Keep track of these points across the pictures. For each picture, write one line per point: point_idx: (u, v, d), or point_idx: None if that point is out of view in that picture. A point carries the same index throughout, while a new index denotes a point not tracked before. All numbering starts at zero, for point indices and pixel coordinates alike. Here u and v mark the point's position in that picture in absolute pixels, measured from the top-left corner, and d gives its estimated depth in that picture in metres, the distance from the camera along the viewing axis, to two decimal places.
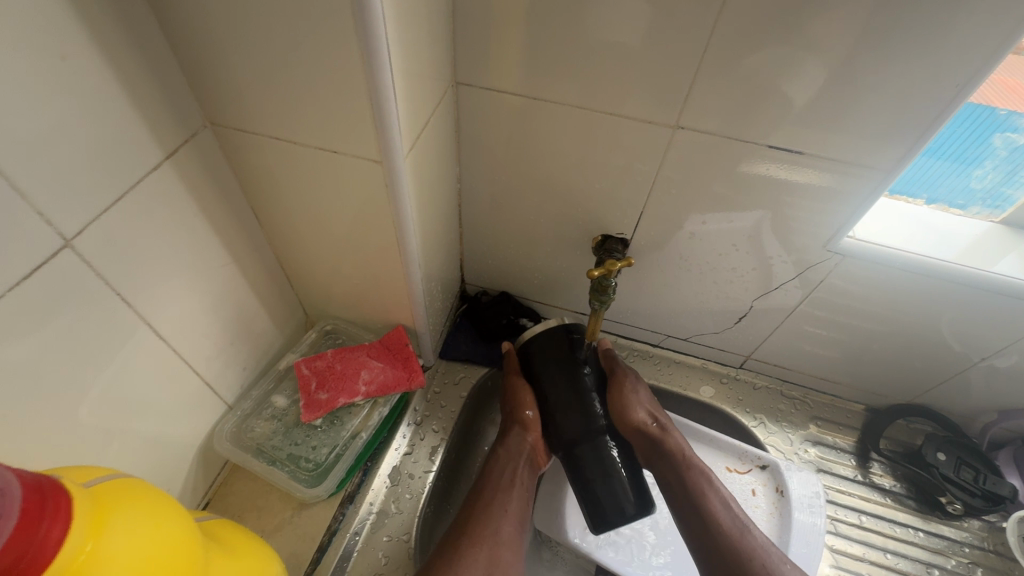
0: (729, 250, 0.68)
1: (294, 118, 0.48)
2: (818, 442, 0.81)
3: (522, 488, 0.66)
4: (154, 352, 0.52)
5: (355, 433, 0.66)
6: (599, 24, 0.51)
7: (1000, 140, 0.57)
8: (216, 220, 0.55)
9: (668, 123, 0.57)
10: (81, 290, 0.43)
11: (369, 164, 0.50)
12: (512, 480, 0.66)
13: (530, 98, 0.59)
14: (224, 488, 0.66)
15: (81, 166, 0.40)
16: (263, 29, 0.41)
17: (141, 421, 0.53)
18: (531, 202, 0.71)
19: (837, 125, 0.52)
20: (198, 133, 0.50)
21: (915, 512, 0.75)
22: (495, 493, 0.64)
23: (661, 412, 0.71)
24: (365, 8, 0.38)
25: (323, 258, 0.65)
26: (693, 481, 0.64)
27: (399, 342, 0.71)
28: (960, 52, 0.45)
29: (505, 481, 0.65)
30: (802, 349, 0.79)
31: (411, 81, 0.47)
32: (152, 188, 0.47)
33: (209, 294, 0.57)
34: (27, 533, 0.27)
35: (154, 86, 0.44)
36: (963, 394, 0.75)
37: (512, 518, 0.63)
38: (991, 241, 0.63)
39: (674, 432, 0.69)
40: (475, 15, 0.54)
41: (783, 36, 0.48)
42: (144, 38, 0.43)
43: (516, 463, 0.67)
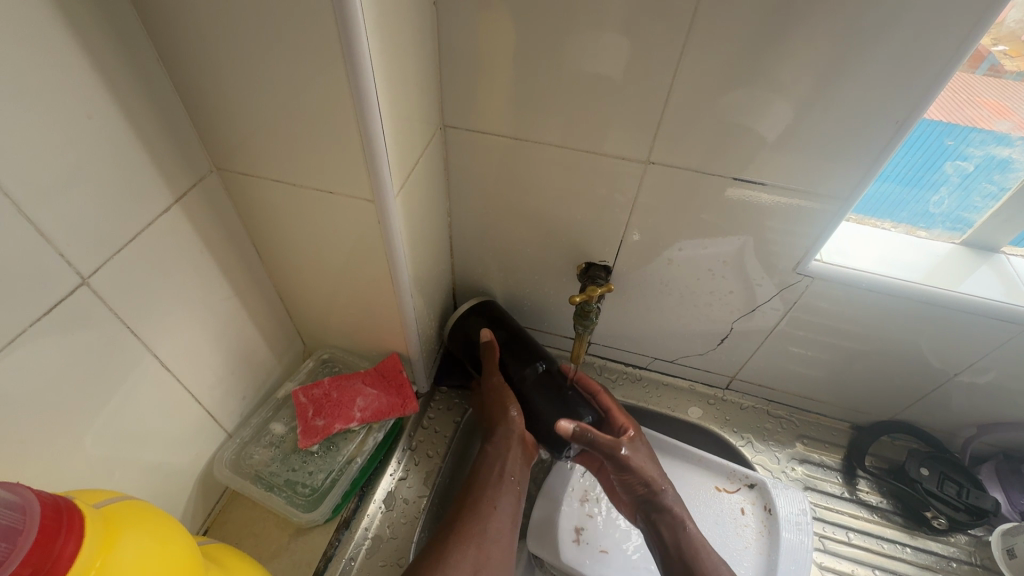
0: (706, 274, 0.72)
1: (293, 163, 0.52)
2: (805, 460, 0.82)
3: (512, 484, 0.67)
4: (160, 382, 0.55)
5: (350, 459, 0.68)
6: (572, 71, 0.56)
7: (952, 168, 0.61)
8: (220, 256, 0.59)
9: (641, 159, 0.61)
10: (93, 324, 0.46)
11: (362, 203, 0.54)
12: (500, 478, 0.67)
13: (512, 137, 0.64)
14: (223, 515, 0.67)
15: (99, 212, 0.44)
16: (265, 85, 0.46)
17: (145, 449, 0.55)
18: (518, 232, 0.75)
19: (794, 156, 0.57)
20: (206, 177, 0.54)
21: (902, 528, 0.76)
22: (484, 492, 0.66)
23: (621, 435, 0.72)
24: (358, 70, 0.42)
25: (319, 290, 0.68)
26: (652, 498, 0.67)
27: (394, 369, 0.73)
28: (898, 89, 0.49)
29: (495, 479, 0.67)
30: (784, 368, 0.81)
31: (400, 127, 0.51)
32: (163, 229, 0.51)
33: (212, 326, 0.60)
34: (41, 548, 0.30)
35: (167, 137, 0.49)
36: (944, 410, 0.77)
37: (503, 516, 0.65)
38: (953, 262, 0.66)
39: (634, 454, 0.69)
40: (460, 64, 0.59)
41: (738, 77, 0.52)
42: (158, 93, 0.47)
43: (506, 458, 0.68)
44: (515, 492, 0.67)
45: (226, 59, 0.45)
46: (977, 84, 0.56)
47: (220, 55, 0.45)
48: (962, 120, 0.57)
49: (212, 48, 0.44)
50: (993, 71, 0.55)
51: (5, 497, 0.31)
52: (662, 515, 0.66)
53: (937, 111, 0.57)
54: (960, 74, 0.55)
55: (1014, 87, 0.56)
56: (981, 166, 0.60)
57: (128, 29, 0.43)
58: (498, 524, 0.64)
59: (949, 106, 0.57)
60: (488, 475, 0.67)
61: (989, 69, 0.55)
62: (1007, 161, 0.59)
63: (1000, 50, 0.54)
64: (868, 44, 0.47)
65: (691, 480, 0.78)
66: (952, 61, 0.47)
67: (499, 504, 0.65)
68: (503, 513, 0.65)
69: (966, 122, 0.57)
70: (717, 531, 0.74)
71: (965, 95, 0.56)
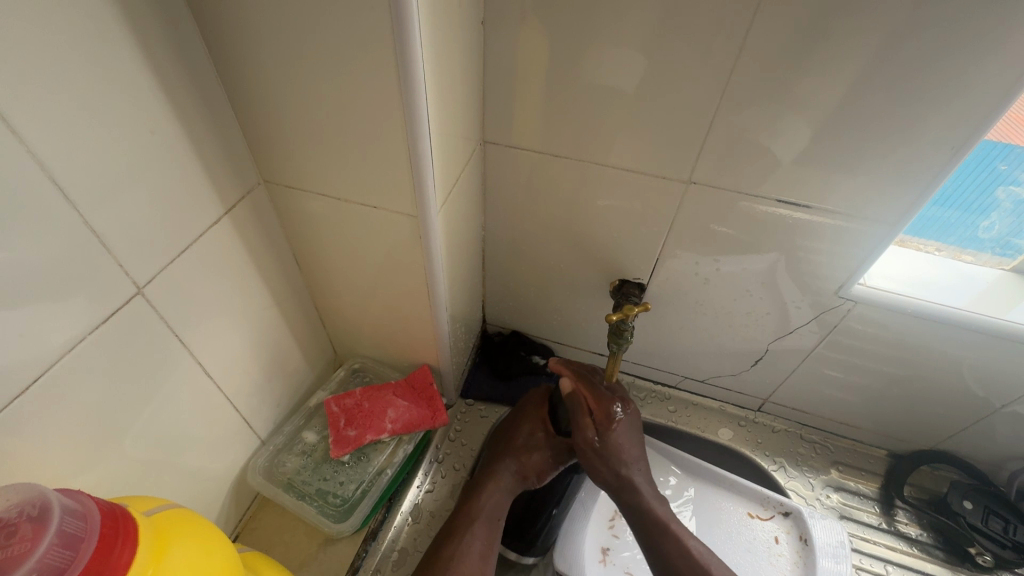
0: (742, 295, 0.71)
1: (339, 177, 0.53)
2: (840, 488, 0.80)
3: (492, 518, 0.64)
4: (201, 389, 0.56)
5: (380, 470, 0.68)
6: (616, 89, 0.56)
7: (1004, 193, 0.59)
8: (262, 266, 0.60)
9: (681, 178, 0.61)
10: (144, 331, 0.47)
11: (404, 218, 0.54)
12: (490, 510, 0.64)
13: (552, 155, 0.64)
14: (254, 522, 0.68)
15: (156, 224, 0.45)
16: (318, 102, 0.47)
17: (183, 454, 0.56)
18: (552, 247, 0.75)
19: (842, 178, 0.56)
20: (253, 189, 0.56)
21: (944, 563, 0.73)
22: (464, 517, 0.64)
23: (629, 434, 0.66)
24: (411, 90, 0.43)
25: (355, 300, 0.69)
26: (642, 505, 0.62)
27: (424, 381, 0.73)
28: (953, 114, 0.48)
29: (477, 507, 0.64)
30: (819, 392, 0.80)
31: (445, 144, 0.52)
32: (211, 240, 0.52)
33: (252, 334, 0.61)
34: (99, 558, 0.31)
35: (221, 152, 0.50)
36: (988, 442, 0.74)
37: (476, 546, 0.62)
38: (1003, 289, 0.64)
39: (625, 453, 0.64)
40: (503, 82, 0.60)
41: (785, 99, 0.52)
42: (215, 109, 0.49)
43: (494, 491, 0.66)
44: (492, 525, 0.63)
45: (281, 76, 0.46)
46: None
47: (275, 72, 0.46)
48: (1006, 137, 0.55)
49: (269, 67, 0.46)
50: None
51: (69, 503, 0.32)
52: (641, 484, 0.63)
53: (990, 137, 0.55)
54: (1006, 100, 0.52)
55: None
56: None
57: (191, 48, 0.45)
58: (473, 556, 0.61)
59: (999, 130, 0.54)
60: (480, 507, 0.64)
61: None
62: None
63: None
64: (925, 69, 0.47)
65: (722, 506, 0.76)
66: (1014, 87, 0.45)
67: (476, 541, 0.62)
68: (478, 548, 0.61)
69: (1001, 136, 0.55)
70: (749, 559, 0.72)
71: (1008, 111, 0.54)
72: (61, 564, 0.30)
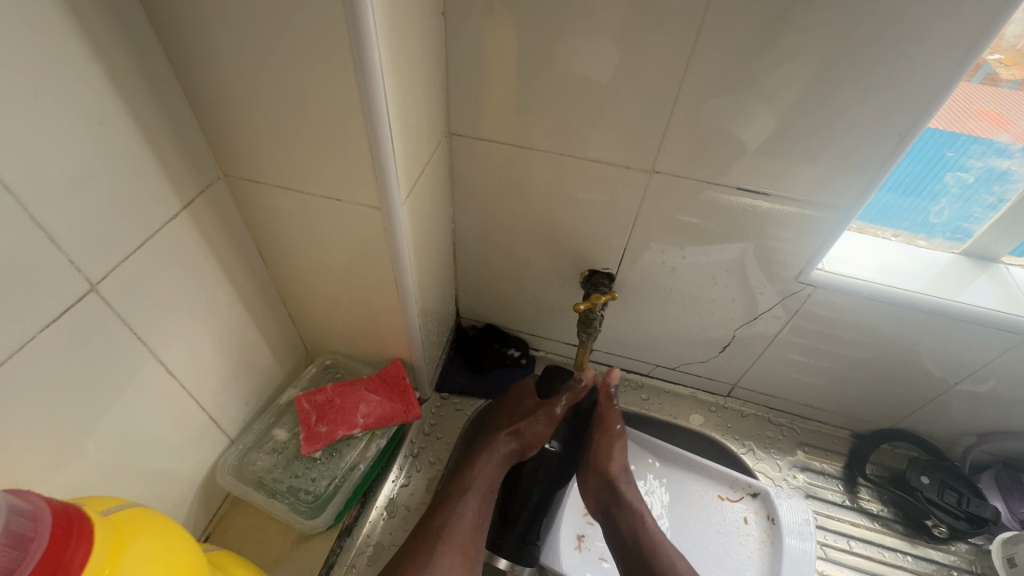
0: (708, 282, 0.73)
1: (300, 170, 0.52)
2: (806, 469, 0.83)
3: (485, 491, 0.67)
4: (163, 388, 0.55)
5: (353, 465, 0.68)
6: (580, 79, 0.57)
7: (952, 179, 0.62)
8: (225, 262, 0.59)
9: (645, 168, 0.62)
10: (102, 331, 0.46)
11: (369, 211, 0.54)
12: (485, 486, 0.67)
13: (518, 146, 0.64)
14: (225, 523, 0.67)
15: (109, 219, 0.44)
16: (276, 93, 0.46)
17: (147, 456, 0.55)
18: (521, 238, 0.76)
19: (799, 165, 0.57)
20: (212, 183, 0.55)
21: (903, 536, 0.76)
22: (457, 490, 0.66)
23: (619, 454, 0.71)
24: (369, 81, 0.43)
25: (323, 296, 0.68)
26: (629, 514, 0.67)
27: (397, 375, 0.73)
28: (898, 103, 0.50)
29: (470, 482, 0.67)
30: (786, 376, 0.82)
31: (408, 135, 0.52)
32: (169, 235, 0.51)
33: (216, 332, 0.60)
34: (52, 556, 0.31)
35: (177, 145, 0.49)
36: (943, 419, 0.78)
37: (469, 521, 0.64)
38: (953, 272, 0.67)
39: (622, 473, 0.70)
40: (467, 73, 0.60)
41: (743, 89, 0.53)
42: (169, 101, 0.47)
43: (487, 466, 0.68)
44: (486, 496, 0.66)
45: (236, 66, 0.45)
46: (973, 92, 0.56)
47: (230, 62, 0.45)
48: (958, 126, 0.58)
49: (225, 58, 0.45)
50: (989, 79, 0.55)
51: (18, 504, 0.31)
52: (622, 510, 0.67)
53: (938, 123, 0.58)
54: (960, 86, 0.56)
55: (1009, 94, 0.56)
56: (981, 177, 0.61)
57: (141, 38, 0.44)
58: (469, 533, 0.63)
59: (949, 114, 0.57)
60: (476, 479, 0.67)
61: (984, 78, 0.56)
62: (1006, 172, 0.60)
63: (995, 59, 0.54)
64: (870, 62, 0.48)
65: (693, 490, 0.78)
66: (952, 78, 0.48)
67: (469, 511, 0.64)
68: (472, 517, 0.64)
69: (955, 124, 0.58)
70: (719, 540, 0.74)
71: (962, 102, 0.57)
72: (9, 565, 0.29)
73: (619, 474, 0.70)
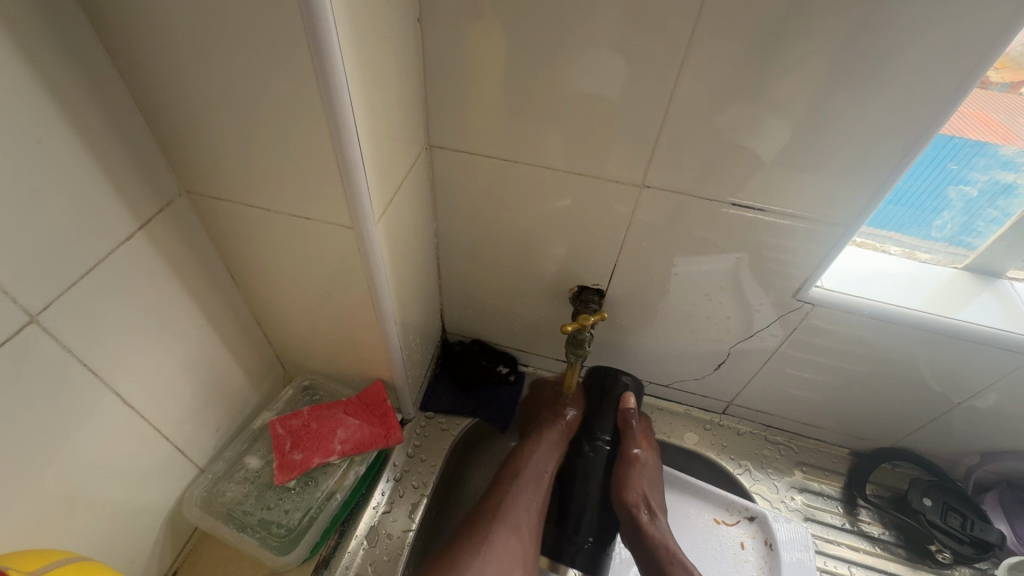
0: (703, 299, 0.70)
1: (266, 186, 0.49)
2: (804, 489, 0.80)
3: (536, 477, 0.69)
4: (122, 419, 0.51)
5: (329, 494, 0.64)
6: (565, 89, 0.54)
7: (955, 193, 0.59)
8: (190, 282, 0.55)
9: (635, 182, 0.59)
10: (48, 364, 0.43)
11: (342, 230, 0.51)
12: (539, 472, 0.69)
13: (502, 158, 0.62)
14: (195, 555, 0.63)
15: (51, 243, 0.40)
16: (236, 106, 0.43)
17: (106, 492, 0.51)
18: (508, 253, 0.73)
19: (796, 180, 0.55)
20: (174, 201, 0.51)
21: (905, 561, 0.73)
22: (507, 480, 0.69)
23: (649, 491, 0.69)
24: (333, 95, 0.40)
25: (298, 315, 0.65)
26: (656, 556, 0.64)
27: (378, 397, 0.70)
28: (901, 116, 0.48)
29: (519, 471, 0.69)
30: (782, 393, 0.79)
31: (381, 150, 0.49)
32: (124, 258, 0.47)
33: (181, 357, 0.57)
34: None
35: (131, 161, 0.46)
36: (945, 437, 0.75)
37: (521, 508, 0.65)
38: (956, 288, 0.64)
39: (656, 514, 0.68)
40: (447, 83, 0.57)
41: (736, 99, 0.50)
42: (122, 115, 0.44)
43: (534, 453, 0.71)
44: (540, 481, 0.69)
45: (193, 78, 0.42)
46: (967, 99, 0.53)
47: (186, 74, 0.42)
48: (958, 138, 0.55)
49: (180, 69, 0.41)
50: (981, 84, 0.52)
51: None
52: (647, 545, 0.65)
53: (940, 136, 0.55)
54: None
55: (998, 97, 0.53)
56: (985, 190, 0.58)
57: (87, 47, 0.40)
58: (525, 517, 0.65)
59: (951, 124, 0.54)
60: (527, 465, 0.70)
61: (976, 85, 0.52)
62: (1011, 186, 0.57)
63: None
64: (871, 72, 0.46)
65: (689, 513, 0.75)
66: (958, 90, 0.45)
67: (524, 496, 0.66)
68: (527, 498, 0.67)
69: (952, 130, 0.54)
70: (715, 567, 0.71)
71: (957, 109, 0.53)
72: None
73: (639, 505, 0.68)
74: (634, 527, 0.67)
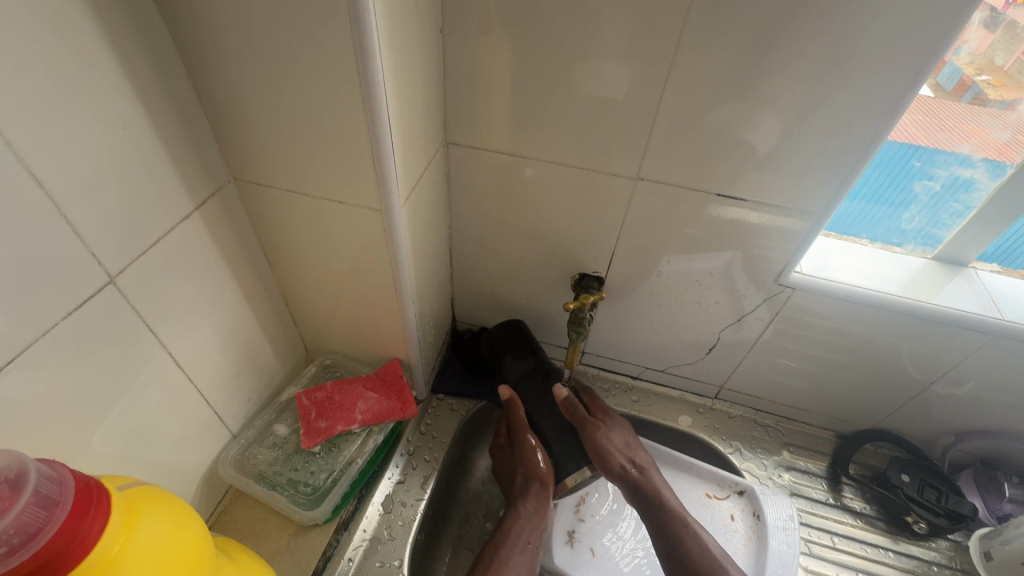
0: (693, 286, 0.76)
1: (304, 173, 0.56)
2: (791, 468, 0.85)
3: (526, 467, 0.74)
4: (172, 380, 0.57)
5: (350, 460, 0.70)
6: (569, 91, 0.60)
7: (921, 188, 0.66)
8: (232, 260, 0.62)
9: (630, 176, 0.66)
10: (117, 322, 0.49)
11: (369, 213, 0.57)
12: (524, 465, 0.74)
13: (512, 155, 0.68)
14: (225, 516, 0.69)
15: (127, 216, 0.47)
16: (284, 102, 0.50)
17: (153, 446, 0.57)
18: (515, 242, 0.79)
19: (775, 172, 0.61)
20: (222, 187, 0.58)
21: (885, 533, 0.78)
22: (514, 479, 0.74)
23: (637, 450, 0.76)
24: (371, 92, 0.46)
25: (323, 296, 0.71)
26: (661, 514, 0.70)
27: (394, 374, 0.76)
28: (862, 112, 0.54)
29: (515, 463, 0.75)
30: (771, 377, 0.84)
31: (407, 142, 0.55)
32: (181, 234, 0.54)
33: (222, 328, 0.63)
34: (76, 519, 0.34)
35: (191, 149, 0.52)
36: (922, 418, 0.81)
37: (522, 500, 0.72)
38: (926, 275, 0.70)
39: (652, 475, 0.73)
40: (464, 85, 0.63)
41: (720, 99, 0.57)
42: (185, 108, 0.51)
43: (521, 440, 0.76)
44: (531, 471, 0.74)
45: (249, 77, 0.49)
46: (963, 111, 0.61)
47: (244, 73, 0.49)
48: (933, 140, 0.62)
49: (241, 65, 0.48)
50: (979, 99, 0.61)
51: (46, 470, 0.35)
52: (651, 502, 0.71)
53: (913, 132, 0.62)
54: (945, 100, 0.61)
55: (1000, 115, 0.61)
56: (947, 186, 0.65)
57: (162, 50, 0.47)
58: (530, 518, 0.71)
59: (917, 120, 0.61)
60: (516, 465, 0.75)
61: (975, 99, 0.61)
62: (970, 181, 0.63)
63: (984, 79, 0.60)
64: (837, 73, 0.52)
65: (682, 488, 0.80)
66: (914, 86, 0.51)
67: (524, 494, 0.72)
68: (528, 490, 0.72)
69: (944, 144, 0.62)
70: (707, 536, 0.76)
71: (953, 122, 0.61)
72: (38, 523, 0.33)
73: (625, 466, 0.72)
74: (647, 498, 0.71)
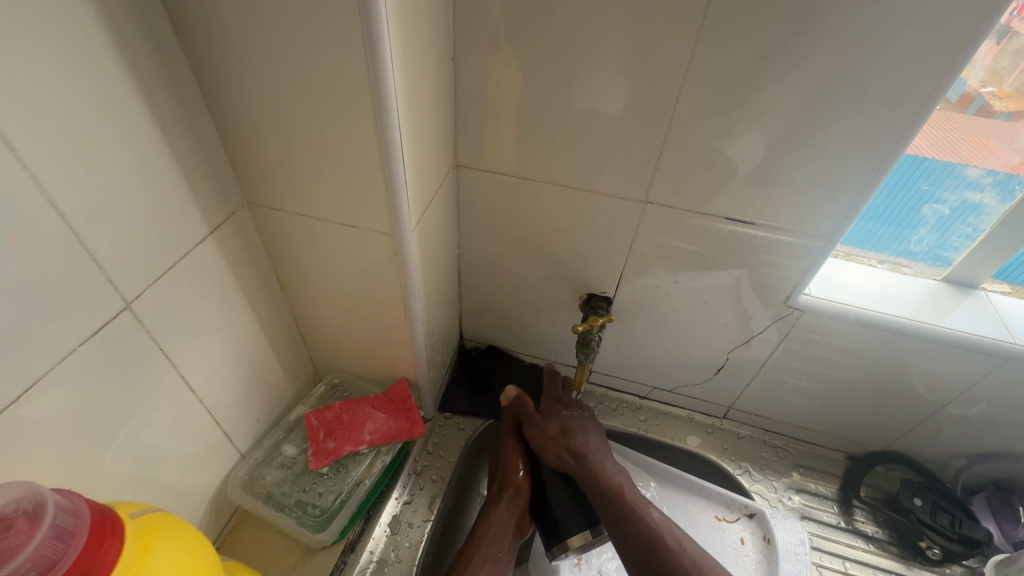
0: (702, 306, 0.76)
1: (317, 198, 0.57)
2: (802, 490, 0.84)
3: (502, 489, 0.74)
4: (184, 402, 0.58)
5: (358, 481, 0.70)
6: (578, 116, 0.61)
7: (929, 211, 0.66)
8: (245, 282, 0.63)
9: (639, 199, 0.66)
10: (132, 346, 0.50)
11: (380, 236, 0.58)
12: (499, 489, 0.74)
13: (521, 177, 0.69)
14: (233, 537, 0.69)
15: (144, 242, 0.48)
16: (299, 130, 0.51)
17: (164, 467, 0.57)
18: (523, 262, 0.79)
19: (783, 196, 0.61)
20: (237, 211, 0.59)
21: (898, 558, 0.77)
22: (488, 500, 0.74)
23: (582, 435, 0.74)
24: (384, 121, 0.47)
25: (333, 316, 0.71)
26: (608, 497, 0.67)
27: (402, 394, 0.76)
28: (867, 138, 0.55)
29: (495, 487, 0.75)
30: (780, 398, 0.84)
31: (418, 167, 0.56)
32: (195, 258, 0.54)
33: (233, 349, 0.63)
34: (91, 550, 0.35)
35: (206, 175, 0.53)
36: (934, 440, 0.80)
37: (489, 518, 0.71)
38: (936, 298, 0.70)
39: (593, 457, 0.71)
40: (474, 109, 0.64)
41: (728, 125, 0.57)
42: (202, 135, 0.52)
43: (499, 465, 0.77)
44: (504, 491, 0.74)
45: (265, 105, 0.50)
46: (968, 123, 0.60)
47: (260, 102, 0.50)
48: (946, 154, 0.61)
49: (257, 94, 0.49)
50: (985, 111, 0.59)
51: (62, 501, 0.35)
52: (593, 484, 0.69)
53: (928, 148, 0.61)
54: (950, 114, 0.59)
55: (1006, 126, 0.59)
56: (956, 209, 0.65)
57: (182, 81, 0.49)
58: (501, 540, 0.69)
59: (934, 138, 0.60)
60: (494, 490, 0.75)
61: (980, 110, 0.59)
62: (979, 205, 0.63)
63: (989, 92, 0.58)
64: (843, 100, 0.53)
65: (692, 510, 0.79)
66: (919, 112, 0.52)
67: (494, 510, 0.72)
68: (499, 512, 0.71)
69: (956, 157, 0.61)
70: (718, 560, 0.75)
71: (959, 134, 0.60)
72: (53, 555, 0.33)
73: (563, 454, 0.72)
74: (594, 484, 0.69)
